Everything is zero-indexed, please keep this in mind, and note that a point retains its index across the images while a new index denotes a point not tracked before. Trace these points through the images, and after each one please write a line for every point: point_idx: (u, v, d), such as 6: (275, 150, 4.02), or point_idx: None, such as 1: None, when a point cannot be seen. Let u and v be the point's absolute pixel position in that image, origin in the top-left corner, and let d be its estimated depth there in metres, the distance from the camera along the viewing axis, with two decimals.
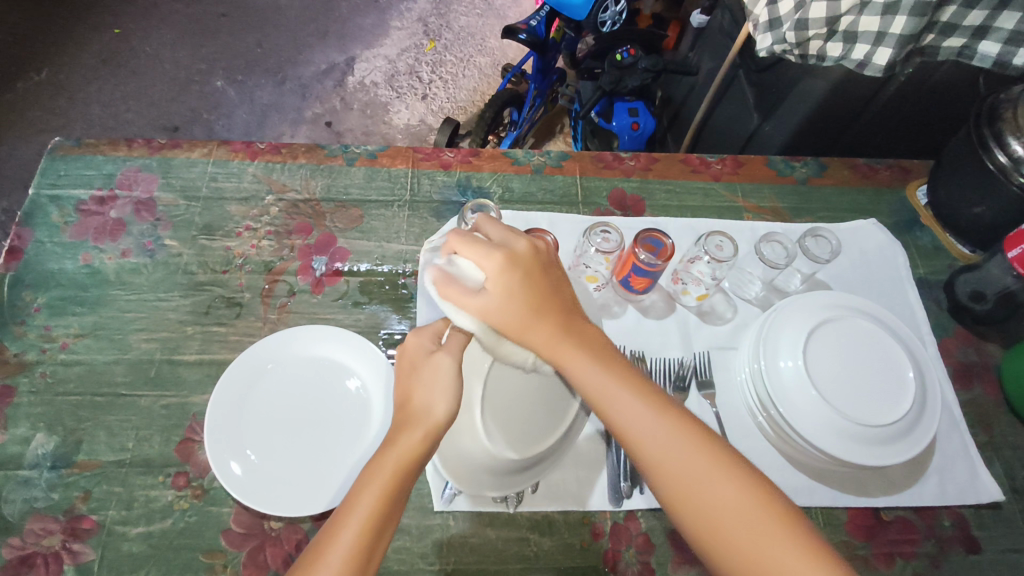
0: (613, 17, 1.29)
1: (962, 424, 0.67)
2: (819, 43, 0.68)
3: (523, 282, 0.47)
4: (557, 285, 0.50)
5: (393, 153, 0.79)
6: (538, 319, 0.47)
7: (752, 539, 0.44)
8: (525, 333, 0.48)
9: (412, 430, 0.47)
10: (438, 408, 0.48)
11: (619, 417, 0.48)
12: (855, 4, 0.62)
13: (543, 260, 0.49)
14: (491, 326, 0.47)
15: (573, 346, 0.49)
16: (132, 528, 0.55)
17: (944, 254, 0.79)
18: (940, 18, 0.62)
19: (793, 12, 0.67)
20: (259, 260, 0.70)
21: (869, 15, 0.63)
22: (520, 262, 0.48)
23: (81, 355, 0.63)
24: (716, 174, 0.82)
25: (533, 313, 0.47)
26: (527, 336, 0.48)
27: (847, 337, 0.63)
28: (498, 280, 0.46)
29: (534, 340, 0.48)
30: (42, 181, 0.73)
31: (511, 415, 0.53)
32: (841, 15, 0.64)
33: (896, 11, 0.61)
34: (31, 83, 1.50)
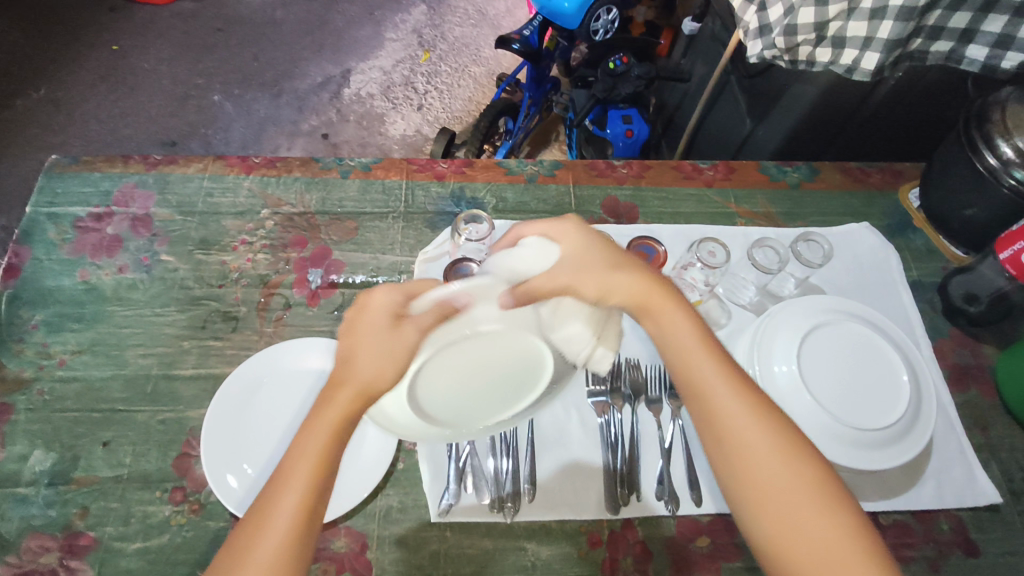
0: (607, 24, 1.25)
1: (959, 427, 0.67)
2: (809, 49, 0.69)
3: (601, 248, 0.55)
4: (622, 270, 0.54)
5: (387, 165, 0.80)
6: (614, 267, 0.54)
7: (789, 501, 0.49)
8: (580, 279, 0.51)
9: (336, 393, 0.47)
10: (387, 375, 0.46)
11: (703, 381, 0.54)
12: (844, 9, 0.64)
13: (596, 250, 0.55)
14: (564, 290, 0.49)
15: (672, 310, 0.56)
16: (130, 543, 0.55)
17: (938, 256, 0.79)
18: (927, 22, 0.63)
19: (783, 17, 0.67)
20: (255, 274, 0.70)
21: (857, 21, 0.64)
22: (596, 239, 0.56)
23: (79, 372, 0.63)
24: (709, 180, 0.83)
25: (609, 265, 0.54)
26: (593, 280, 0.52)
27: (838, 342, 0.64)
28: (571, 243, 0.55)
29: (625, 279, 0.54)
30: (39, 199, 0.73)
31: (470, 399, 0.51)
32: (829, 20, 0.65)
33: (883, 16, 0.63)
34: (30, 100, 1.51)
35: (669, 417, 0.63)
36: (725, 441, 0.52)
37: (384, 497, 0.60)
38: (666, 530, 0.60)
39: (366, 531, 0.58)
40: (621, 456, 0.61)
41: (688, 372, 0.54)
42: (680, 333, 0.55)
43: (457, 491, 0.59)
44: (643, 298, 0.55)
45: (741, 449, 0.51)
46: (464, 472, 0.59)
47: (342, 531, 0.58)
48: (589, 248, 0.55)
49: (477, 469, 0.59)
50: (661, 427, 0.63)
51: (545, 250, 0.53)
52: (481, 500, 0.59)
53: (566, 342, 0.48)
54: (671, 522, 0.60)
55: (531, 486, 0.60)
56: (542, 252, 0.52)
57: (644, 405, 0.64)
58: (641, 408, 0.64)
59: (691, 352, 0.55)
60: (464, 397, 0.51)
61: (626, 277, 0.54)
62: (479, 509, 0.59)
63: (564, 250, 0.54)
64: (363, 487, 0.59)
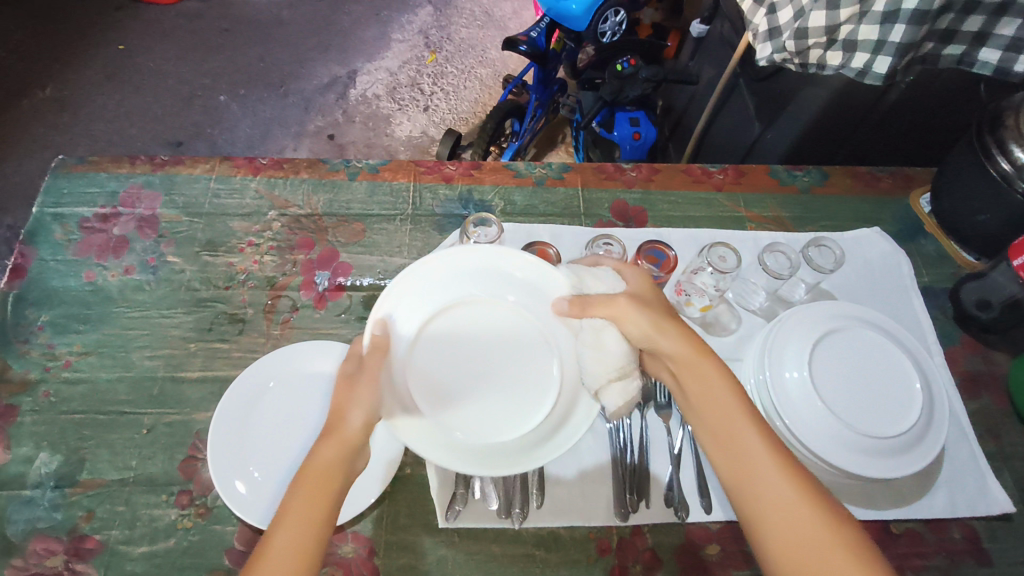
0: (613, 27, 1.24)
1: (971, 435, 0.66)
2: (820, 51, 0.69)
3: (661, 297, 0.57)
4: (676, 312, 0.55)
5: (395, 167, 0.79)
6: (667, 317, 0.54)
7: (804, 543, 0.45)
8: (630, 311, 0.52)
9: (327, 443, 0.47)
10: (351, 421, 0.48)
11: (718, 415, 0.51)
12: (855, 13, 0.64)
13: (651, 291, 0.57)
14: (610, 317, 0.52)
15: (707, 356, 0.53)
16: (136, 547, 0.55)
17: (949, 262, 0.79)
18: (940, 26, 0.64)
19: (793, 21, 0.69)
20: (262, 276, 0.70)
21: (868, 24, 0.64)
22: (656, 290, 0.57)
23: (85, 373, 0.63)
24: (718, 184, 0.82)
25: (665, 307, 0.55)
26: (648, 317, 0.52)
27: (852, 349, 0.63)
28: (635, 281, 0.57)
29: (673, 338, 0.53)
30: (46, 199, 0.72)
31: (476, 419, 0.52)
32: (841, 23, 0.65)
33: (895, 20, 0.62)
34: (36, 99, 1.51)
35: (678, 423, 0.63)
36: (743, 477, 0.48)
37: (392, 502, 0.60)
38: (675, 537, 0.59)
39: (373, 537, 0.58)
40: (630, 462, 0.60)
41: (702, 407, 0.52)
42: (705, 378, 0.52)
43: (465, 497, 0.58)
44: (686, 361, 0.52)
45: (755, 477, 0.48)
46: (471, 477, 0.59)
47: (350, 536, 0.58)
48: (647, 292, 0.56)
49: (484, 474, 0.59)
50: (670, 432, 0.62)
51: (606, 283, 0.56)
52: (488, 505, 0.58)
53: (591, 361, 0.52)
54: (680, 530, 0.59)
55: (539, 492, 0.59)
56: (610, 283, 0.56)
57: (654, 411, 0.63)
58: (651, 413, 0.63)
59: (706, 382, 0.52)
60: (477, 416, 0.52)
61: (677, 330, 0.53)
62: (487, 515, 0.58)
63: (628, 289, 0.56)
64: (369, 492, 0.58)
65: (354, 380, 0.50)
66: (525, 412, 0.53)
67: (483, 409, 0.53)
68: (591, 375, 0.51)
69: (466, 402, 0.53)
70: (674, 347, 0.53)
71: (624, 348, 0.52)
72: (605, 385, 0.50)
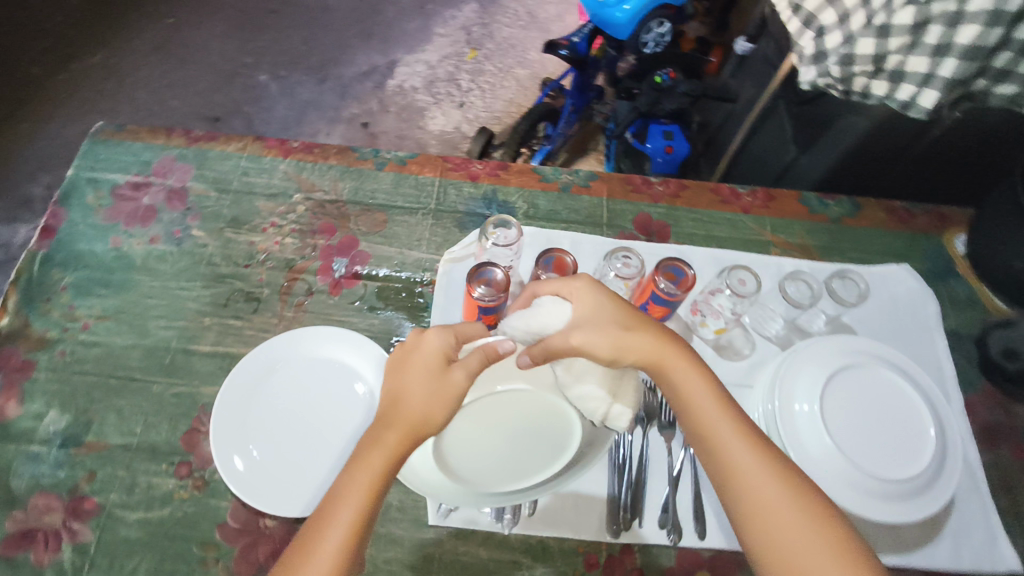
0: (657, 38, 1.16)
1: (983, 487, 0.64)
2: (866, 80, 0.72)
3: (615, 300, 0.56)
4: (631, 315, 0.56)
5: (423, 160, 0.79)
6: (628, 327, 0.55)
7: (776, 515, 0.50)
8: (587, 338, 0.53)
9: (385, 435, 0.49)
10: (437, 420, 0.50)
11: (713, 432, 0.54)
12: (905, 44, 0.66)
13: (601, 294, 0.56)
14: (574, 349, 0.53)
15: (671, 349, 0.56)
16: (132, 513, 0.56)
17: (978, 307, 0.76)
18: (994, 64, 0.64)
19: (840, 46, 0.72)
20: (281, 258, 0.70)
21: (918, 56, 0.66)
22: (605, 295, 0.56)
23: (101, 337, 0.64)
24: (746, 206, 0.81)
25: (623, 312, 0.56)
26: (605, 338, 0.54)
27: (864, 387, 0.62)
28: (587, 294, 0.56)
29: (643, 340, 0.55)
30: (81, 163, 0.74)
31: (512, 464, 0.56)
32: (890, 53, 0.68)
33: (947, 53, 0.64)
34: (84, 64, 1.55)
35: (680, 444, 0.62)
36: (743, 496, 0.51)
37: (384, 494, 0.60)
38: (665, 560, 0.59)
39: None
40: (626, 477, 0.60)
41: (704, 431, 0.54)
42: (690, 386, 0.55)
43: None
44: (658, 358, 0.56)
45: (769, 515, 0.50)
46: None
47: None
48: (600, 300, 0.56)
49: None
50: (671, 453, 0.62)
51: (562, 312, 0.55)
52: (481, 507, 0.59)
53: (581, 399, 0.54)
54: (672, 554, 0.59)
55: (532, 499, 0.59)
56: (559, 310, 0.55)
57: (657, 429, 0.63)
58: (653, 432, 0.63)
59: (699, 404, 0.55)
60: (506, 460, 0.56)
61: (637, 343, 0.55)
62: (478, 517, 0.58)
63: (577, 308, 0.55)
64: None
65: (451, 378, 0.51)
66: (546, 441, 0.57)
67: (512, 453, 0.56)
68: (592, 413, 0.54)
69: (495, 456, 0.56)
70: (636, 359, 0.55)
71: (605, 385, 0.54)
72: (608, 410, 0.54)
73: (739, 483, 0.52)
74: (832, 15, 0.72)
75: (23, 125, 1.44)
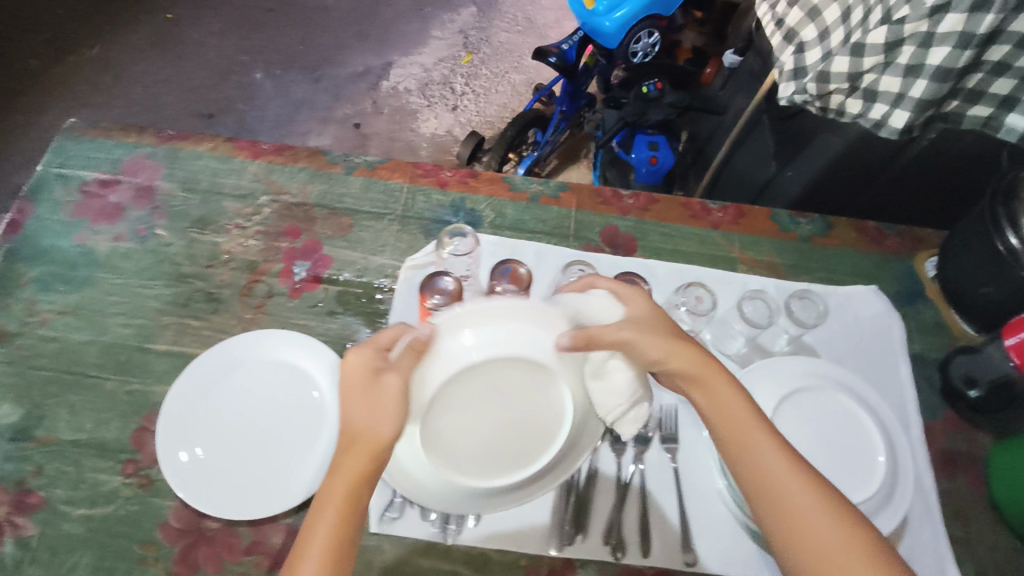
0: (646, 46, 1.19)
1: (938, 515, 0.63)
2: (842, 97, 0.71)
3: (661, 314, 0.56)
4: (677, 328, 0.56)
5: (393, 166, 0.79)
6: (676, 337, 0.54)
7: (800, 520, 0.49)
8: (636, 340, 0.50)
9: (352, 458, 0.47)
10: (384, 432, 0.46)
11: (741, 438, 0.52)
12: (879, 62, 0.65)
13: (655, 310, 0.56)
14: (616, 345, 0.49)
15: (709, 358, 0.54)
16: (76, 509, 0.56)
17: (946, 332, 0.76)
18: (966, 85, 0.64)
19: (819, 62, 0.71)
20: (244, 259, 0.71)
21: (891, 75, 0.65)
22: (654, 308, 0.56)
23: (59, 333, 0.65)
24: (715, 222, 0.81)
25: (669, 325, 0.55)
26: (657, 344, 0.52)
27: (815, 410, 0.62)
28: (639, 302, 0.55)
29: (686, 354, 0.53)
30: (53, 159, 0.75)
31: (499, 453, 0.51)
32: (864, 71, 0.67)
33: (919, 74, 0.63)
34: (82, 58, 1.57)
35: (630, 460, 0.63)
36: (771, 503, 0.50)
37: None
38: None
39: None
40: (574, 491, 0.61)
41: (733, 441, 0.52)
42: (727, 403, 0.53)
43: (402, 505, 0.59)
44: (699, 372, 0.54)
45: (794, 522, 0.49)
46: None
47: (282, 528, 0.57)
48: (647, 312, 0.55)
49: None
50: (620, 468, 0.62)
51: (615, 312, 0.54)
52: (425, 515, 0.59)
53: (602, 395, 0.49)
54: (614, 569, 0.59)
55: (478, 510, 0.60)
56: (608, 309, 0.54)
57: (607, 445, 0.63)
58: (604, 447, 0.63)
59: (739, 420, 0.52)
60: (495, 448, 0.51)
61: (684, 352, 0.53)
62: (421, 526, 0.59)
63: (629, 311, 0.54)
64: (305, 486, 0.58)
65: (388, 383, 0.46)
66: (539, 432, 0.51)
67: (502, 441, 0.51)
68: (603, 409, 0.49)
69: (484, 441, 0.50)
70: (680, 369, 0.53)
71: (631, 377, 0.49)
72: (624, 412, 0.48)
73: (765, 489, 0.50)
74: (813, 31, 0.72)
75: (19, 116, 1.47)
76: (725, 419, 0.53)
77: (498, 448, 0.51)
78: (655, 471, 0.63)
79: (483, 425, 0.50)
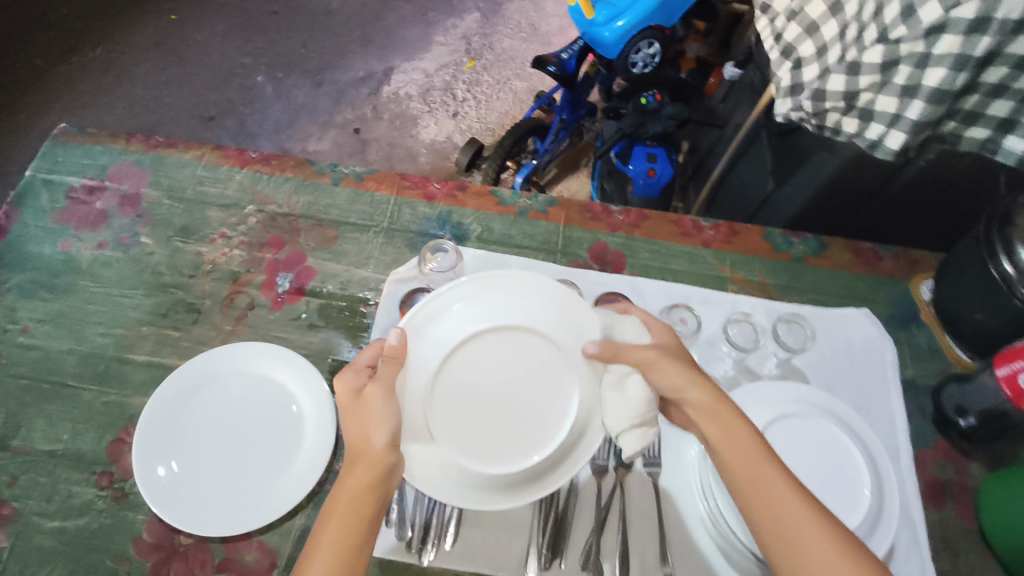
0: (646, 58, 1.16)
1: (925, 547, 0.61)
2: (838, 116, 0.70)
3: (681, 344, 0.59)
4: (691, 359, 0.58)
5: (380, 177, 0.79)
6: (694, 367, 0.56)
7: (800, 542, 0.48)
8: (660, 363, 0.55)
9: (359, 469, 0.49)
10: (375, 440, 0.50)
11: (736, 468, 0.51)
12: (875, 82, 0.64)
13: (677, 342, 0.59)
14: (638, 363, 0.55)
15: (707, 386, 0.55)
16: (48, 521, 0.56)
17: (939, 357, 0.74)
18: (963, 106, 0.63)
19: (815, 80, 0.70)
20: (227, 270, 0.70)
21: (886, 96, 0.63)
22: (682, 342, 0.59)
23: (38, 341, 0.64)
24: (707, 240, 0.79)
25: (686, 354, 0.58)
26: (676, 370, 0.55)
27: (799, 437, 0.61)
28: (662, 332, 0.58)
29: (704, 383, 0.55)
30: (40, 165, 0.75)
31: (491, 442, 0.56)
32: (860, 90, 0.65)
33: (914, 95, 0.61)
34: (85, 58, 1.58)
35: (611, 483, 0.62)
36: (768, 528, 0.49)
37: (300, 517, 0.58)
38: None
39: (278, 550, 0.57)
40: (551, 513, 0.59)
41: (731, 468, 0.51)
42: (734, 435, 0.52)
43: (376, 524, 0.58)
44: (714, 403, 0.54)
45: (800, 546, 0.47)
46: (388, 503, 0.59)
47: (255, 544, 0.57)
48: (671, 343, 0.58)
49: (402, 502, 0.59)
50: (600, 491, 0.61)
51: (643, 336, 0.58)
52: (399, 535, 0.58)
53: (615, 407, 0.54)
54: None
55: (454, 531, 0.59)
56: (638, 333, 0.58)
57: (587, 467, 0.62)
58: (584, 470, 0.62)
59: (736, 447, 0.52)
60: (490, 440, 0.56)
61: (706, 381, 0.55)
62: (394, 547, 0.58)
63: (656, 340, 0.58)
64: (278, 503, 0.57)
65: (376, 392, 0.51)
66: (533, 426, 0.57)
67: (493, 430, 0.56)
68: (614, 418, 0.54)
69: (477, 430, 0.56)
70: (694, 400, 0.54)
71: (647, 394, 0.54)
72: (631, 428, 0.54)
73: (765, 513, 0.49)
74: (811, 47, 0.70)
75: (21, 115, 1.47)
76: (727, 446, 0.52)
77: (486, 425, 0.56)
78: (635, 496, 0.61)
79: (476, 415, 0.56)
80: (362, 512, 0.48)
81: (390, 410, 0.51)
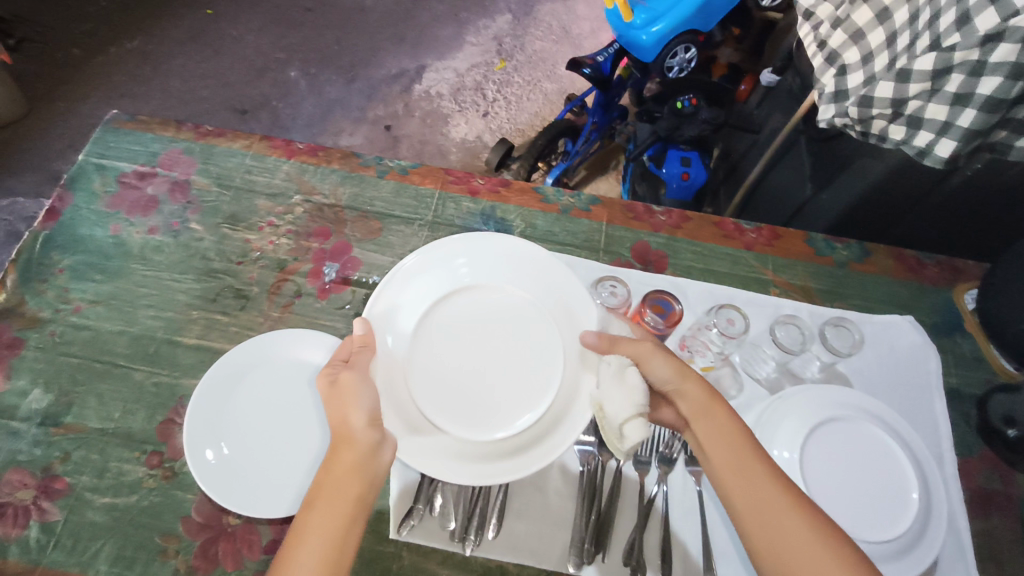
0: (682, 63, 1.17)
1: (971, 556, 0.61)
2: (885, 122, 0.69)
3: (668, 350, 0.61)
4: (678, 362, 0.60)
5: (425, 172, 0.79)
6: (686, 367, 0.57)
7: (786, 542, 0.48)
8: (654, 358, 0.56)
9: (343, 449, 0.50)
10: (353, 421, 0.51)
11: (728, 473, 0.52)
12: (924, 90, 0.63)
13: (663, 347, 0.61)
14: (633, 357, 0.56)
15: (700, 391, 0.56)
16: (100, 497, 0.57)
17: (984, 366, 0.73)
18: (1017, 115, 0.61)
19: (862, 87, 0.70)
20: (274, 257, 0.71)
21: (936, 103, 0.62)
22: None
23: (90, 321, 0.65)
24: (749, 243, 0.79)
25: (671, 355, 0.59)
26: (667, 368, 0.56)
27: (847, 440, 0.60)
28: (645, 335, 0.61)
29: (694, 384, 0.56)
30: (92, 149, 0.76)
31: (477, 413, 0.57)
32: (909, 97, 0.65)
33: (966, 104, 0.60)
34: (123, 49, 1.60)
35: (655, 481, 0.61)
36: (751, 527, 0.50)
37: None
38: None
39: None
40: (594, 509, 0.59)
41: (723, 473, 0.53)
42: (725, 438, 0.54)
43: (421, 513, 0.58)
44: (704, 407, 0.55)
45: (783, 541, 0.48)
46: (432, 494, 0.59)
47: None
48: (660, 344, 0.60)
49: (446, 490, 0.59)
50: (645, 488, 0.61)
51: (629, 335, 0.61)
52: (445, 524, 0.58)
53: (616, 397, 0.53)
54: None
55: (498, 523, 0.58)
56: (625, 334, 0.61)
57: (631, 463, 0.62)
58: (629, 466, 0.62)
59: (732, 451, 0.53)
60: (477, 412, 0.57)
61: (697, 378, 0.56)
62: (439, 535, 0.58)
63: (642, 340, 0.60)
64: None
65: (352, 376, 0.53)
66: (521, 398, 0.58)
67: (479, 402, 0.58)
68: (615, 405, 0.53)
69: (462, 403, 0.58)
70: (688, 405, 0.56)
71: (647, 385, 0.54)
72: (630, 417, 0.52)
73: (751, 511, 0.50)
74: (855, 53, 0.71)
75: (61, 103, 1.50)
76: (723, 452, 0.53)
77: (469, 398, 0.58)
78: (679, 494, 0.61)
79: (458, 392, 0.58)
80: (350, 496, 0.49)
81: (366, 393, 0.53)
